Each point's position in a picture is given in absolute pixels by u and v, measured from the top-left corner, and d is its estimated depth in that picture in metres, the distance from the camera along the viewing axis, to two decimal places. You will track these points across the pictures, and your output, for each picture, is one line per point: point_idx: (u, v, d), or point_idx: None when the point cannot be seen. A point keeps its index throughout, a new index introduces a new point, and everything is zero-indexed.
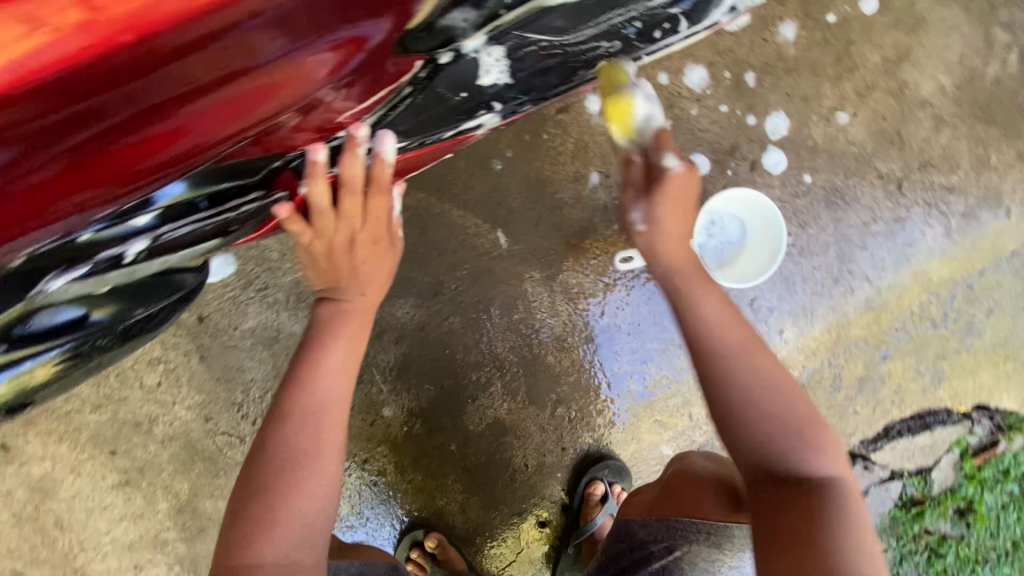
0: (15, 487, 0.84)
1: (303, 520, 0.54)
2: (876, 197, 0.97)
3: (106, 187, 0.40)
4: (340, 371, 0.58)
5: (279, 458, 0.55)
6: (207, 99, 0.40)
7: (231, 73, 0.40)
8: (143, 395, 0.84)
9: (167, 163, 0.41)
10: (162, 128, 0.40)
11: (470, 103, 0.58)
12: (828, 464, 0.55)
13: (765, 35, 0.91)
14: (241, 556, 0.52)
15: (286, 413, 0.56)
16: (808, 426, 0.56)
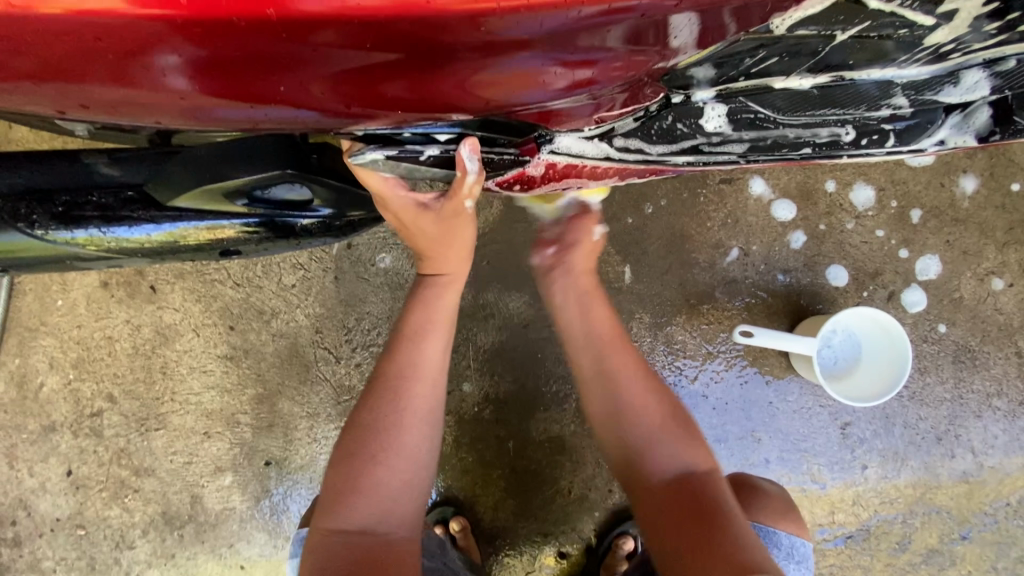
0: (143, 324, 0.95)
1: (420, 412, 0.60)
2: (1007, 372, 0.93)
3: (342, 107, 0.36)
4: (440, 343, 0.62)
5: (382, 419, 0.59)
6: (475, 68, 0.34)
7: (511, 53, 0.33)
8: (276, 289, 0.94)
9: (407, 106, 0.36)
10: (417, 79, 0.34)
11: (679, 145, 0.64)
12: (702, 460, 0.66)
13: (944, 180, 0.92)
14: (382, 431, 0.59)
15: (389, 377, 0.60)
16: (681, 428, 0.69)
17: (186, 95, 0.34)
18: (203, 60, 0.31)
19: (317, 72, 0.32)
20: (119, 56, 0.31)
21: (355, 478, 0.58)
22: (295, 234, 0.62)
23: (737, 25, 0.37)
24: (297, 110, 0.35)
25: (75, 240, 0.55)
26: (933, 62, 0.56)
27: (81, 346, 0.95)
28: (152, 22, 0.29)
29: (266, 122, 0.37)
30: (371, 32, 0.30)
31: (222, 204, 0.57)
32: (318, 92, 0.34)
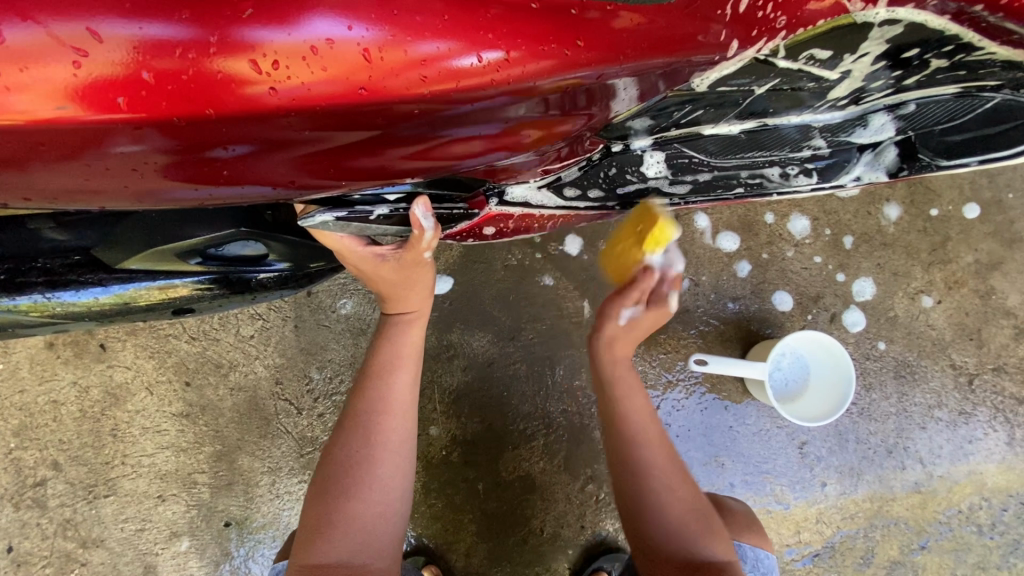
0: (92, 385, 0.91)
1: (394, 444, 0.57)
2: (945, 384, 0.99)
3: (301, 182, 0.36)
4: (410, 373, 0.60)
5: (353, 453, 0.56)
6: (436, 142, 0.36)
7: (470, 127, 0.35)
8: (234, 342, 0.93)
9: (365, 176, 0.37)
10: (380, 156, 0.35)
11: (624, 188, 0.69)
12: (721, 551, 0.63)
13: (870, 208, 1.00)
14: (348, 472, 0.55)
15: (359, 410, 0.58)
16: (704, 521, 0.65)
17: (134, 180, 0.33)
18: (154, 153, 0.30)
19: (271, 154, 0.32)
20: (60, 152, 0.30)
21: (326, 515, 0.54)
22: (251, 289, 0.62)
23: (662, 85, 0.41)
24: (252, 187, 0.35)
25: (20, 305, 0.54)
26: (843, 108, 0.62)
27: (24, 412, 0.90)
28: (96, 124, 0.27)
29: (219, 199, 0.36)
30: (337, 120, 0.31)
31: (175, 263, 0.57)
32: (273, 170, 0.34)
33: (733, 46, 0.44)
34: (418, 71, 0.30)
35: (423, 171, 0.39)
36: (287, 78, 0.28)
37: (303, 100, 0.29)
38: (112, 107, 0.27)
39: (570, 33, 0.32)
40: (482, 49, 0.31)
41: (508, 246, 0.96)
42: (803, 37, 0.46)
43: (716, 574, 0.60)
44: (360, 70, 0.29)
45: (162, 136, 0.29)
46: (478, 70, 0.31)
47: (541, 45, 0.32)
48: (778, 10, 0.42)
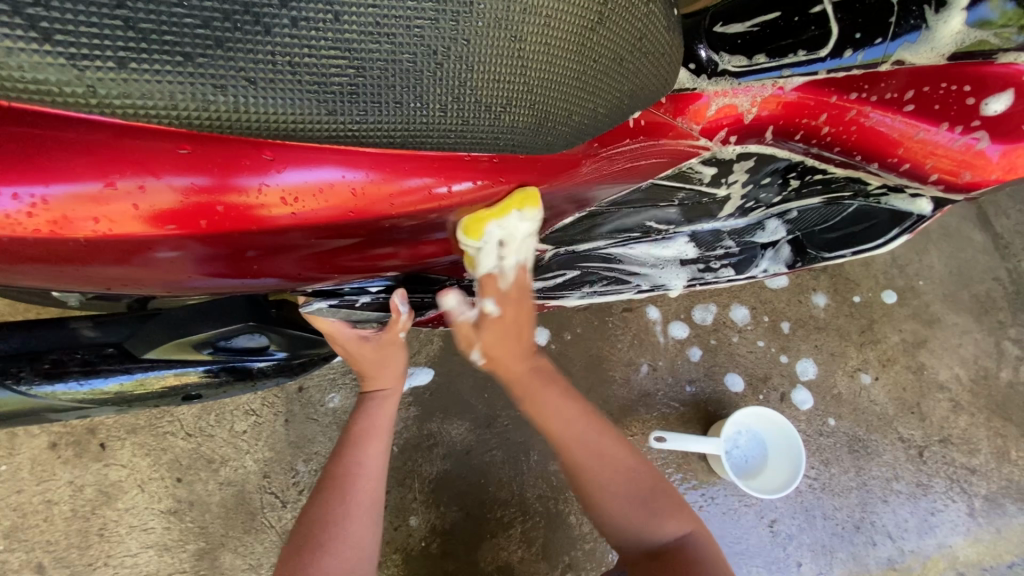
0: (87, 484, 0.95)
1: (365, 504, 0.64)
2: (897, 456, 1.06)
3: (299, 272, 0.49)
4: (383, 440, 0.68)
5: (330, 511, 0.62)
6: (399, 244, 0.49)
7: (425, 234, 0.49)
8: (227, 437, 0.99)
9: (346, 268, 0.50)
10: (357, 253, 0.48)
11: (573, 283, 0.83)
12: (674, 528, 0.69)
13: (800, 297, 1.13)
14: (322, 529, 0.61)
15: (337, 474, 0.65)
16: (648, 494, 0.70)
17: (165, 273, 0.44)
18: (188, 254, 0.41)
19: (275, 254, 0.45)
20: (115, 256, 0.40)
21: (297, 569, 0.59)
22: (253, 375, 0.73)
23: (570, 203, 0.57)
24: (252, 275, 0.47)
25: (55, 392, 0.63)
26: (743, 215, 0.79)
27: (16, 512, 0.94)
28: (159, 234, 0.39)
29: (224, 283, 0.48)
30: (327, 232, 0.43)
31: (191, 353, 0.67)
32: (275, 265, 0.46)
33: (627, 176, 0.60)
34: (388, 200, 0.43)
35: (384, 265, 0.52)
36: (296, 208, 0.40)
37: (304, 220, 0.41)
38: (174, 224, 0.38)
39: (497, 172, 0.46)
40: (435, 185, 0.44)
41: None
42: (683, 168, 0.66)
43: (674, 555, 0.67)
44: (346, 201, 0.42)
45: (201, 243, 0.41)
46: (430, 198, 0.44)
47: (477, 181, 0.46)
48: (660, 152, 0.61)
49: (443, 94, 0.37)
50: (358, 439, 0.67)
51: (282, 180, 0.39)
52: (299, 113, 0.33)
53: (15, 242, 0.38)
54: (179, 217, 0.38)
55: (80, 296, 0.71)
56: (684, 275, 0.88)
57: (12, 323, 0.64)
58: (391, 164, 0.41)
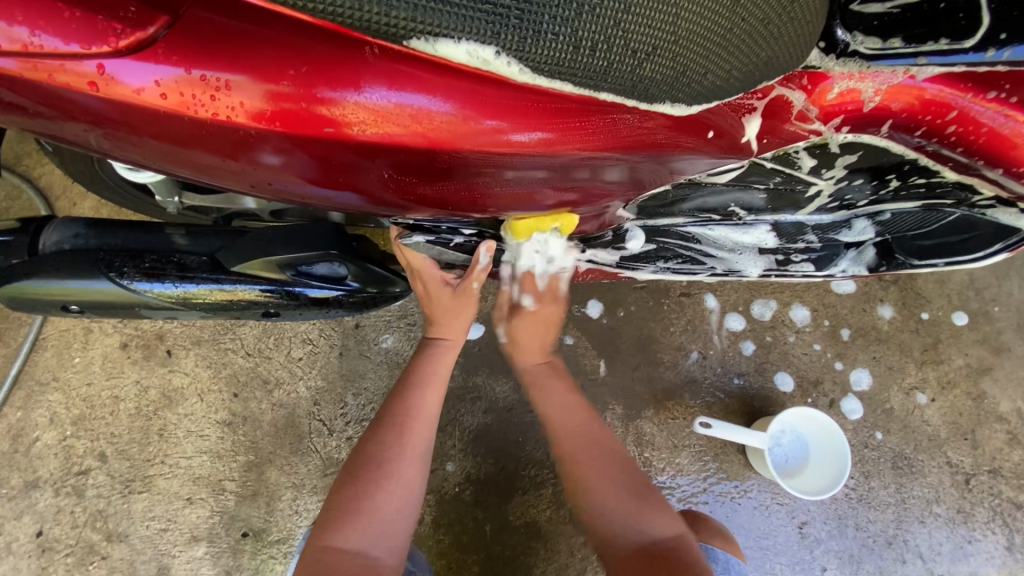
0: (152, 386, 1.01)
1: (415, 448, 0.70)
2: (942, 480, 1.03)
3: (381, 197, 0.49)
4: (438, 392, 0.75)
5: (386, 451, 0.69)
6: (479, 184, 0.48)
7: (507, 178, 0.48)
8: (284, 361, 1.03)
9: (425, 200, 0.50)
10: (438, 187, 0.48)
11: (647, 255, 0.83)
12: (667, 526, 0.74)
13: (865, 306, 1.10)
14: (378, 465, 0.68)
15: (395, 413, 0.71)
16: (642, 496, 0.77)
17: (263, 173, 0.44)
18: (288, 157, 0.42)
19: (365, 173, 0.44)
20: (223, 147, 0.40)
21: (354, 498, 0.66)
22: (329, 304, 0.74)
23: (657, 169, 0.57)
24: (331, 190, 0.47)
25: (154, 291, 0.66)
26: (830, 212, 0.77)
27: (86, 403, 1.00)
28: (263, 131, 0.38)
29: (301, 193, 0.47)
30: (419, 160, 0.43)
31: (274, 274, 0.69)
32: (362, 183, 0.46)
33: (726, 145, 0.57)
34: (485, 138, 0.41)
35: (455, 204, 0.52)
36: (397, 131, 0.39)
37: (393, 146, 0.40)
38: (276, 123, 0.38)
39: (586, 129, 0.44)
40: (524, 131, 0.42)
41: None
42: (788, 151, 0.64)
43: (666, 548, 0.71)
44: (439, 131, 0.40)
45: (296, 148, 0.40)
46: (514, 144, 0.42)
47: (562, 135, 0.43)
48: (761, 133, 0.60)
49: (597, 32, 0.36)
50: (417, 388, 0.73)
51: (380, 100, 0.37)
52: (462, 29, 0.34)
53: (132, 116, 0.37)
54: (282, 117, 0.38)
55: (178, 205, 0.75)
56: (761, 264, 0.87)
57: (117, 222, 0.68)
58: (487, 101, 0.39)
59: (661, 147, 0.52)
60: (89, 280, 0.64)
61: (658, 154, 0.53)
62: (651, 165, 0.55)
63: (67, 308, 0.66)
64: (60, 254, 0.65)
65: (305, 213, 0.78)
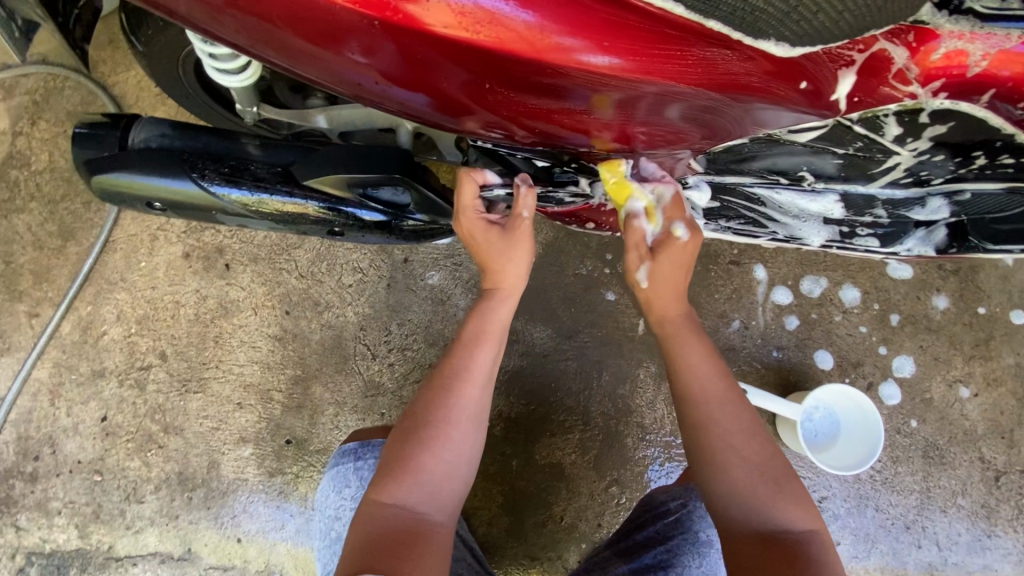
0: (210, 295, 1.07)
1: (466, 411, 0.67)
2: (971, 474, 1.02)
3: (455, 108, 0.52)
4: (493, 349, 0.70)
5: (437, 412, 0.66)
6: (548, 105, 0.51)
7: (575, 102, 0.50)
8: (334, 286, 1.07)
9: (495, 118, 0.53)
10: (508, 103, 0.51)
11: (710, 212, 0.83)
12: (801, 518, 0.64)
13: (920, 293, 1.07)
14: (430, 425, 0.66)
15: (444, 375, 0.68)
16: (774, 484, 0.65)
17: (353, 68, 0.49)
18: (378, 54, 0.47)
19: (443, 77, 0.48)
20: (322, 33, 0.46)
21: (402, 456, 0.65)
22: (391, 230, 0.76)
23: (730, 120, 0.56)
24: (409, 94, 0.51)
25: (231, 197, 0.69)
26: (906, 187, 0.75)
27: (151, 304, 1.06)
28: (357, 20, 0.44)
29: (382, 96, 0.52)
30: (494, 67, 0.46)
31: (343, 193, 0.71)
32: (440, 90, 0.50)
33: (811, 95, 0.54)
34: (558, 49, 0.44)
35: (525, 127, 0.54)
36: (476, 31, 0.43)
37: (466, 48, 0.44)
38: (368, 12, 0.43)
39: (654, 59, 0.46)
40: (589, 49, 0.44)
41: (583, 254, 1.07)
42: (876, 113, 0.61)
43: (797, 545, 0.62)
44: (515, 35, 0.43)
45: (382, 40, 0.45)
46: (579, 62, 0.45)
47: (628, 60, 0.45)
48: (854, 91, 0.56)
49: None
50: (468, 351, 0.69)
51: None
52: None
53: None
54: (380, 5, 0.43)
55: (254, 116, 0.77)
56: (824, 234, 0.85)
57: (199, 127, 0.71)
58: (558, 13, 0.43)
59: (749, 91, 0.51)
60: (173, 179, 0.68)
61: (743, 100, 0.52)
62: (729, 111, 0.54)
63: (151, 205, 0.70)
64: (148, 151, 0.68)
65: (374, 137, 0.79)
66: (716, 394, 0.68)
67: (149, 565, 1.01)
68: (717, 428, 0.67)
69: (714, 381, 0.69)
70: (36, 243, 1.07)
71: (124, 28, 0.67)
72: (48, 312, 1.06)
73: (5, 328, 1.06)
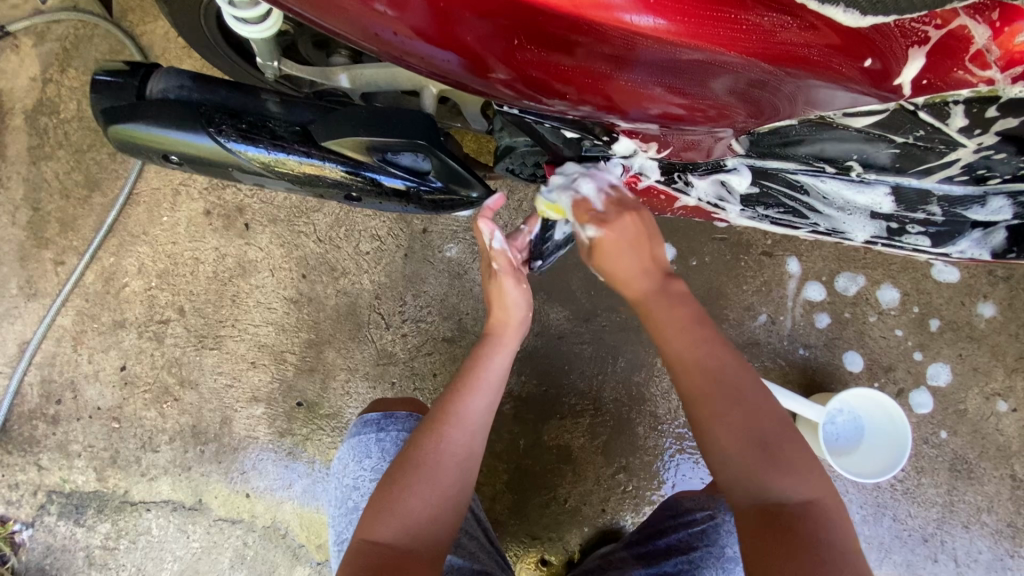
0: (229, 254, 1.06)
1: (455, 452, 0.65)
2: (1000, 491, 0.98)
3: (477, 69, 0.48)
4: (487, 398, 0.67)
5: (422, 451, 0.64)
6: (581, 66, 0.47)
7: (610, 64, 0.46)
8: (352, 253, 1.05)
9: (521, 81, 0.49)
10: (537, 64, 0.47)
11: (746, 199, 0.78)
12: (801, 490, 0.55)
13: (964, 299, 1.00)
14: (415, 459, 0.64)
15: (435, 417, 0.66)
16: (765, 452, 0.55)
17: (372, 18, 0.45)
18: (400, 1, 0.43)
19: (468, 31, 0.45)
20: None
21: (389, 496, 0.63)
22: (408, 198, 0.73)
23: (781, 97, 0.51)
24: (436, 52, 0.47)
25: (248, 154, 0.67)
26: (967, 183, 0.69)
27: (170, 259, 1.07)
28: None
29: (407, 55, 0.48)
30: (525, 21, 0.42)
31: (360, 156, 0.68)
32: (465, 45, 0.46)
33: (874, 73, 0.49)
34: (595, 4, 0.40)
35: (551, 92, 0.50)
36: None
37: (500, 0, 0.41)
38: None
39: (703, 22, 0.41)
40: (632, 9, 0.40)
41: None
42: (945, 99, 0.54)
43: (792, 517, 0.53)
44: None
45: None
46: (620, 23, 0.41)
47: (675, 22, 0.41)
48: (922, 73, 0.50)
49: None
50: (460, 396, 0.67)
51: None
52: None
53: None
54: None
55: (275, 71, 0.74)
56: (869, 230, 0.79)
57: (218, 80, 0.69)
58: None
59: (808, 66, 0.46)
60: (190, 133, 0.66)
61: (801, 75, 0.47)
62: (782, 88, 0.49)
63: (167, 158, 0.68)
64: (166, 102, 0.67)
65: (396, 101, 0.75)
66: (693, 357, 0.59)
67: (161, 511, 1.05)
68: (706, 392, 0.58)
69: (693, 344, 0.60)
70: (62, 192, 1.08)
71: None
72: (73, 261, 1.07)
73: (31, 274, 1.08)
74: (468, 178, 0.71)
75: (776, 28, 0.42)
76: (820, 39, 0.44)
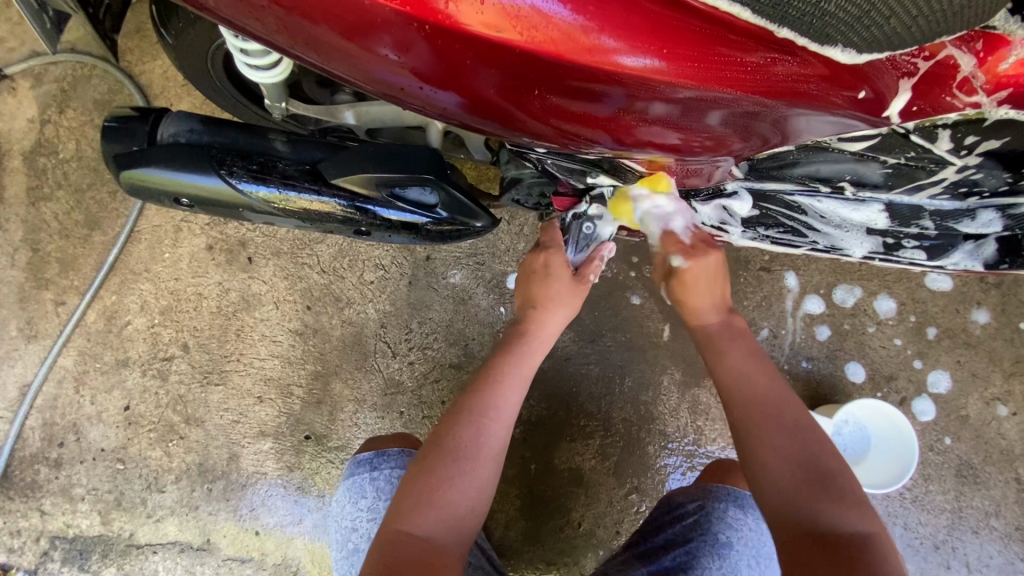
0: (233, 288, 1.06)
1: (490, 446, 0.69)
2: (1006, 495, 0.99)
3: (481, 107, 0.50)
4: (518, 395, 0.74)
5: (463, 440, 0.68)
6: (583, 107, 0.48)
7: (611, 103, 0.48)
8: (356, 282, 1.06)
9: (525, 118, 0.51)
10: (540, 103, 0.48)
11: (745, 220, 0.80)
12: (862, 520, 0.59)
13: (959, 307, 1.02)
14: (457, 442, 0.68)
15: (472, 406, 0.71)
16: (817, 480, 0.62)
17: (380, 62, 0.46)
18: (406, 46, 0.44)
19: (473, 73, 0.46)
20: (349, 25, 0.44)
21: (426, 490, 0.65)
22: (417, 231, 0.73)
23: (778, 126, 0.53)
24: (445, 93, 0.49)
25: (258, 194, 0.68)
26: (956, 199, 0.71)
27: (174, 295, 1.07)
28: (393, 16, 0.42)
29: (413, 94, 0.50)
30: (530, 66, 0.44)
31: (369, 192, 0.69)
32: (469, 86, 0.47)
33: (868, 101, 0.51)
34: (601, 50, 0.42)
35: (554, 128, 0.52)
36: (514, 27, 0.41)
37: (510, 50, 0.42)
38: (410, 12, 0.41)
39: (705, 65, 0.43)
40: (637, 53, 0.42)
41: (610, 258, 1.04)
42: (935, 122, 0.57)
43: (852, 542, 0.57)
44: (556, 38, 0.41)
45: (419, 39, 0.43)
46: (624, 67, 0.43)
47: (679, 64, 0.43)
48: (913, 101, 0.52)
49: None
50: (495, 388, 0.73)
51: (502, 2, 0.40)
52: None
53: None
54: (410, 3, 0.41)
55: (282, 111, 0.76)
56: (866, 245, 0.82)
57: (227, 121, 0.70)
58: (604, 11, 0.40)
59: (803, 99, 0.48)
60: (201, 175, 0.67)
61: (795, 107, 0.49)
62: (777, 117, 0.51)
63: (178, 201, 0.69)
64: (177, 145, 0.68)
65: (401, 135, 0.77)
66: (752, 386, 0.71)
67: (169, 553, 1.03)
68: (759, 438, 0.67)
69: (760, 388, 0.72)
70: (62, 232, 1.08)
71: (155, 20, 0.66)
72: (74, 301, 1.07)
73: (32, 315, 1.07)
74: (474, 210, 0.71)
75: (774, 65, 0.44)
76: (817, 73, 0.46)
